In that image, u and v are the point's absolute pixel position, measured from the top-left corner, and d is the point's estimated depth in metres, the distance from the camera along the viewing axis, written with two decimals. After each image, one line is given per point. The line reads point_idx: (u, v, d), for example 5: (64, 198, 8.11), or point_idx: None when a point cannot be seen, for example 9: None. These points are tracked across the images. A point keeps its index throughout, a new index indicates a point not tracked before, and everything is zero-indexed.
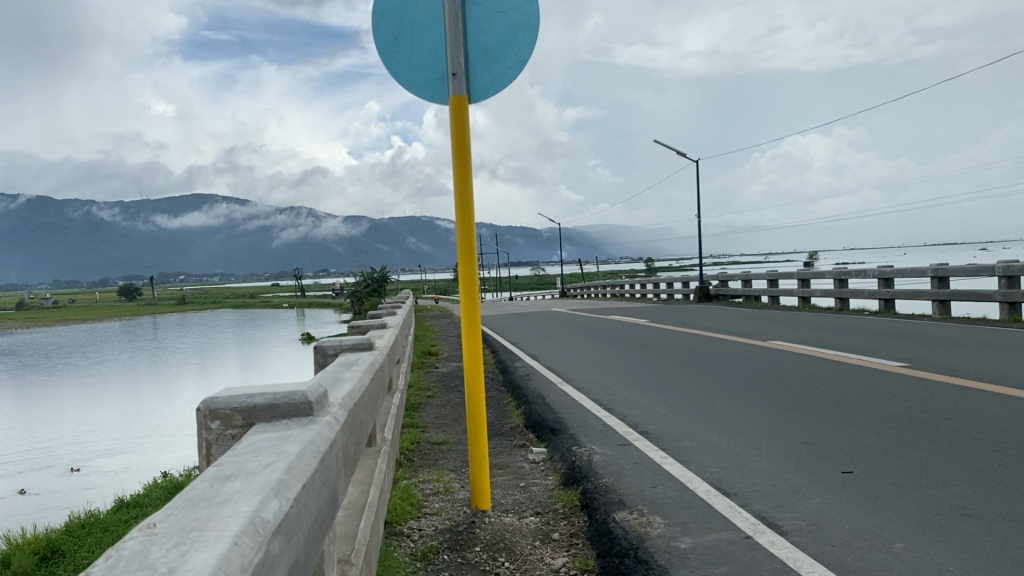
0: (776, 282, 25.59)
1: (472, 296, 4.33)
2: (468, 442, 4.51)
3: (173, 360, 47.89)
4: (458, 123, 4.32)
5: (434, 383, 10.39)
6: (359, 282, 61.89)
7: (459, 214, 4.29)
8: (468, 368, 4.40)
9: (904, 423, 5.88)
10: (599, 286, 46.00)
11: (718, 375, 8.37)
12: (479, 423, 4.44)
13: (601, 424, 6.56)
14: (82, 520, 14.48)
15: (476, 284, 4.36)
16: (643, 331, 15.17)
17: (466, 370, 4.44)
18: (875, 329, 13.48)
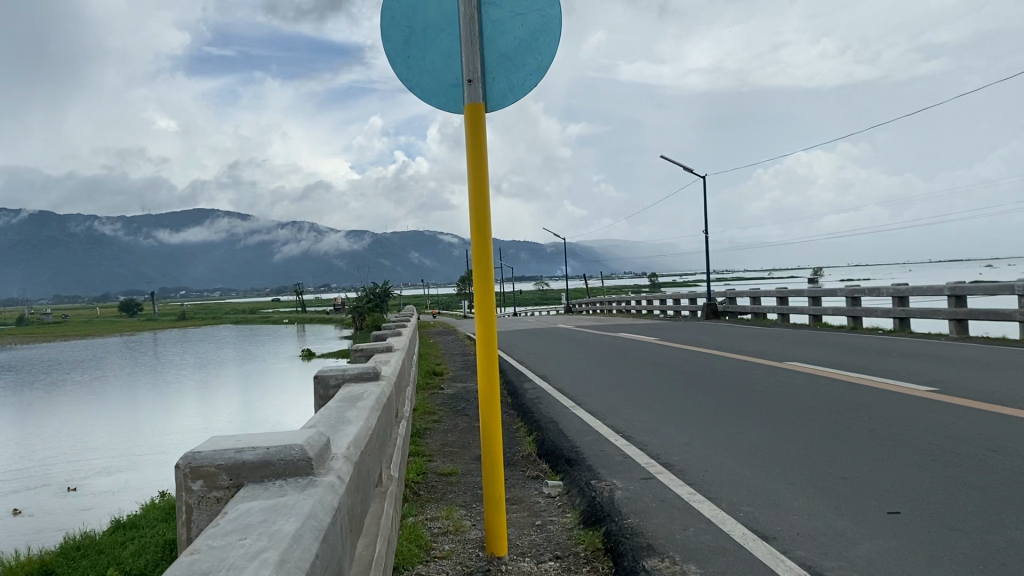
0: (786, 299, 25.21)
1: (488, 315, 3.88)
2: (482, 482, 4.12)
3: (173, 376, 47.42)
4: (473, 130, 3.91)
5: (441, 406, 10.00)
6: (361, 298, 61.50)
7: (474, 226, 3.84)
8: (483, 398, 3.98)
9: (945, 454, 5.50)
10: (603, 302, 45.62)
11: (740, 400, 7.98)
12: (494, 455, 4.01)
13: (620, 454, 6.22)
14: (77, 542, 14.09)
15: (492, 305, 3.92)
16: (653, 351, 14.83)
17: (482, 403, 4.02)
18: (892, 350, 13.12)
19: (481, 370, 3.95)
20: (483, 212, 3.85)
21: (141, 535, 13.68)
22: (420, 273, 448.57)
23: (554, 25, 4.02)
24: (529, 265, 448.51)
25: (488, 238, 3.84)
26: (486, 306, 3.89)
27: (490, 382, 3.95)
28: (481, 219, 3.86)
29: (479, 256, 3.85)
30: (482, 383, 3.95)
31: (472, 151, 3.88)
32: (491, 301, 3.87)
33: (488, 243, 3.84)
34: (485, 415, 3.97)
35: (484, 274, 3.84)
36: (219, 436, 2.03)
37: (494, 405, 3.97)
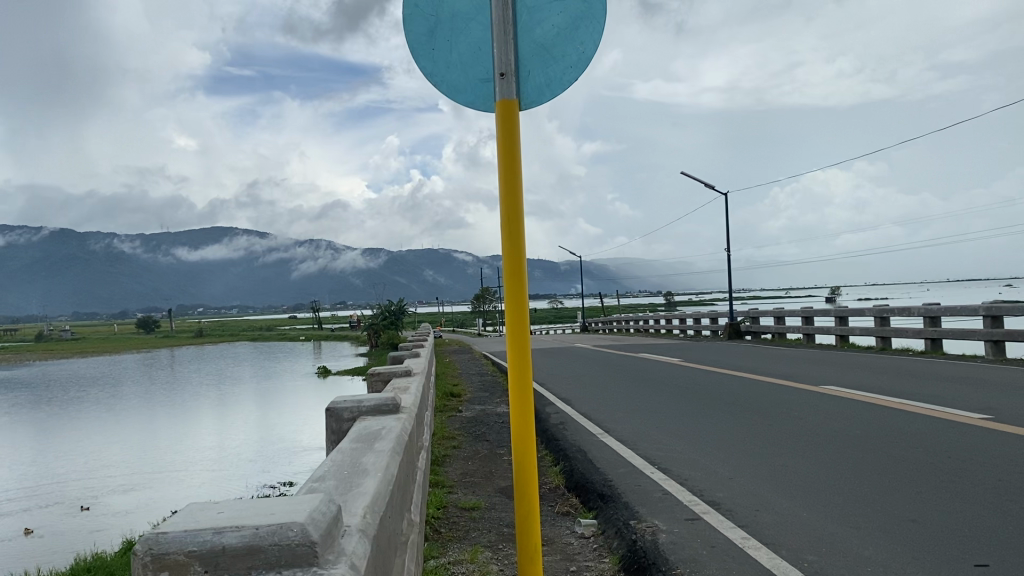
0: (811, 319, 24.50)
1: (522, 344, 3.35)
2: (517, 529, 3.61)
3: (188, 394, 46.90)
4: (505, 129, 3.43)
5: (459, 430, 9.53)
6: (376, 316, 60.87)
7: (506, 242, 3.36)
8: (517, 437, 3.46)
9: (1020, 493, 4.96)
10: (620, 321, 44.92)
11: (782, 428, 7.44)
12: (528, 495, 3.51)
13: (659, 489, 5.73)
14: (87, 563, 13.58)
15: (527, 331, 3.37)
16: (678, 373, 14.25)
17: (515, 440, 3.50)
18: (929, 373, 12.53)
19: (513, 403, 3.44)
20: (517, 225, 3.35)
21: None
22: (435, 290, 448.57)
23: (597, 9, 3.57)
24: (544, 283, 448.47)
25: (522, 252, 3.35)
26: (519, 329, 3.35)
27: (524, 416, 3.44)
28: (514, 233, 3.37)
29: (511, 272, 3.35)
30: (515, 418, 3.46)
31: (505, 155, 3.41)
32: (524, 325, 3.35)
33: (522, 257, 3.35)
34: (519, 453, 3.47)
35: (518, 297, 3.31)
36: (188, 507, 1.59)
37: (529, 440, 3.47)
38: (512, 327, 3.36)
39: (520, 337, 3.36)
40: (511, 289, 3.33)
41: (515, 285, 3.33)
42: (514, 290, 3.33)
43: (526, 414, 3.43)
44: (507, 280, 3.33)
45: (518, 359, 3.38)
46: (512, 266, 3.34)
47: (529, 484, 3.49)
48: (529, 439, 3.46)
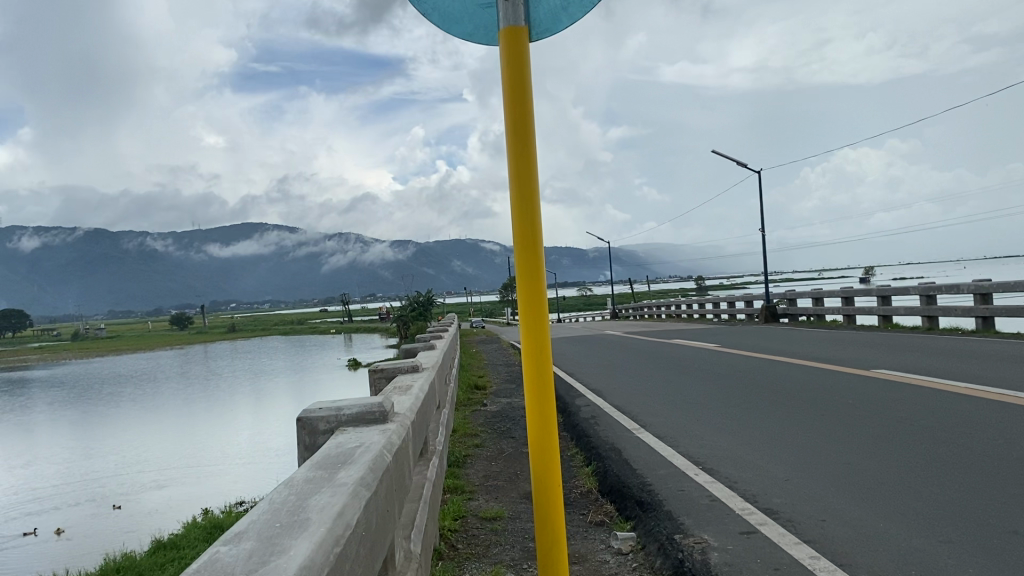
0: (851, 299, 23.48)
1: (539, 332, 2.68)
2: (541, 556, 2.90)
3: (220, 390, 46.40)
4: (510, 65, 2.73)
5: (483, 427, 8.84)
6: (405, 307, 60.22)
7: (516, 212, 2.70)
8: (534, 445, 2.78)
9: None
10: (651, 307, 43.91)
11: (839, 421, 6.68)
12: (554, 528, 2.83)
13: (707, 495, 5.00)
14: (116, 562, 12.90)
15: (544, 315, 2.70)
16: (716, 360, 13.47)
17: (536, 446, 2.79)
18: (985, 353, 11.64)
19: (530, 411, 2.76)
20: (527, 183, 2.68)
21: (182, 555, 12.69)
22: (464, 281, 448.63)
23: None
24: (573, 272, 447.96)
25: (537, 223, 2.70)
26: (535, 318, 2.70)
27: (545, 421, 2.76)
28: (526, 197, 2.69)
29: (523, 251, 2.68)
30: (533, 422, 2.77)
31: (511, 95, 2.70)
32: (543, 311, 2.70)
33: (538, 228, 2.70)
34: (539, 465, 2.78)
35: (532, 277, 2.66)
36: None
37: (552, 457, 2.80)
38: (526, 314, 2.71)
39: (537, 330, 2.70)
40: (523, 270, 2.67)
41: (529, 261, 2.67)
42: (529, 268, 2.68)
43: (547, 427, 2.75)
44: (518, 260, 2.67)
45: (532, 359, 2.71)
46: (523, 245, 2.69)
47: (554, 506, 2.82)
48: (551, 452, 2.77)
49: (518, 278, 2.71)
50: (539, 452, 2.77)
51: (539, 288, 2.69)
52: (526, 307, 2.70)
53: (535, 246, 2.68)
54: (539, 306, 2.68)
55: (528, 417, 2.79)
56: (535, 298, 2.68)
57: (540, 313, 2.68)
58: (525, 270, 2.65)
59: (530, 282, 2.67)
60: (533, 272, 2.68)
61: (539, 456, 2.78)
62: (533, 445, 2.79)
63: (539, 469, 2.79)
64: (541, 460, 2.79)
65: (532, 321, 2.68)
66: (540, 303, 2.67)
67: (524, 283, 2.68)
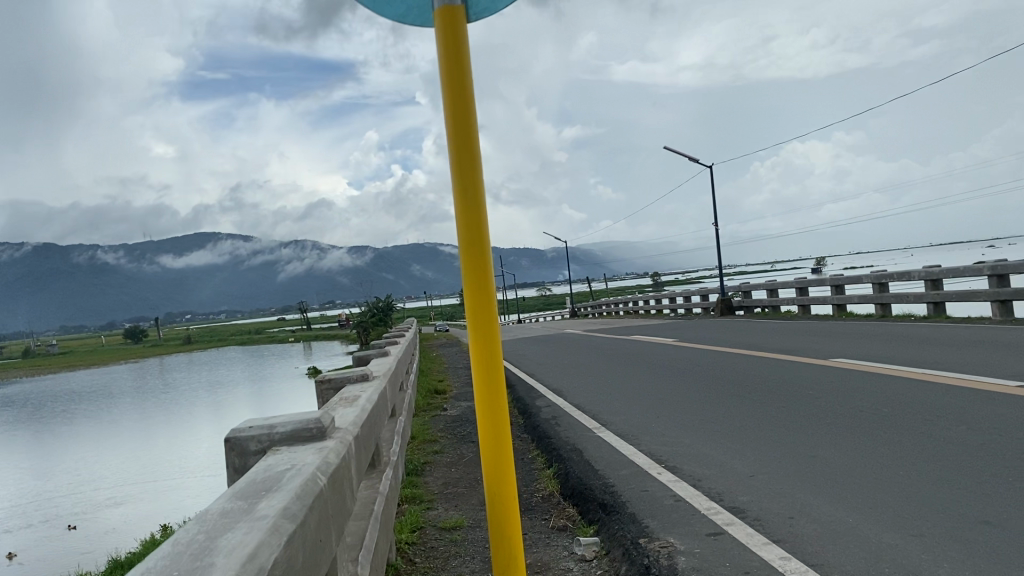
0: (806, 290, 23.63)
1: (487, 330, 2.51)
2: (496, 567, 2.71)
3: (177, 404, 45.30)
4: (450, 37, 2.54)
5: (443, 432, 8.61)
6: (364, 312, 59.51)
7: (459, 203, 2.52)
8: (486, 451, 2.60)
9: None
10: (610, 305, 43.96)
11: (802, 414, 6.61)
12: (511, 544, 2.66)
13: (672, 496, 4.82)
14: None
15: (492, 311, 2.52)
16: (675, 355, 13.42)
17: (486, 451, 2.62)
18: (939, 339, 11.72)
19: (481, 423, 2.58)
20: (469, 169, 2.50)
21: None
22: (423, 285, 446.76)
23: None
24: (532, 272, 449.00)
25: (481, 212, 2.52)
26: (485, 323, 2.53)
27: (496, 428, 2.58)
28: (468, 186, 2.51)
29: (468, 243, 2.51)
30: (483, 428, 2.59)
31: (450, 73, 2.52)
32: (493, 310, 2.53)
33: (481, 217, 2.51)
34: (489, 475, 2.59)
35: (479, 270, 2.50)
36: None
37: (504, 465, 2.61)
38: (474, 319, 2.53)
39: (487, 331, 2.52)
40: (469, 266, 2.50)
41: (474, 254, 2.50)
42: (476, 264, 2.51)
43: (500, 438, 2.58)
44: (463, 253, 2.50)
45: (481, 363, 2.53)
46: (467, 243, 2.50)
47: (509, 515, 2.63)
48: (504, 460, 2.60)
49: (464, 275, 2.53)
50: (492, 465, 2.59)
51: (487, 287, 2.52)
52: (473, 305, 2.52)
53: (480, 242, 2.51)
54: (489, 310, 2.51)
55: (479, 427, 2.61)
56: (483, 300, 2.52)
57: (489, 315, 2.51)
58: (472, 266, 2.50)
59: (478, 280, 2.50)
60: (480, 273, 2.51)
61: (493, 470, 2.60)
62: (487, 460, 2.61)
63: (493, 484, 2.61)
64: (494, 474, 2.61)
65: (482, 324, 2.50)
66: (490, 305, 2.50)
67: (471, 281, 2.52)
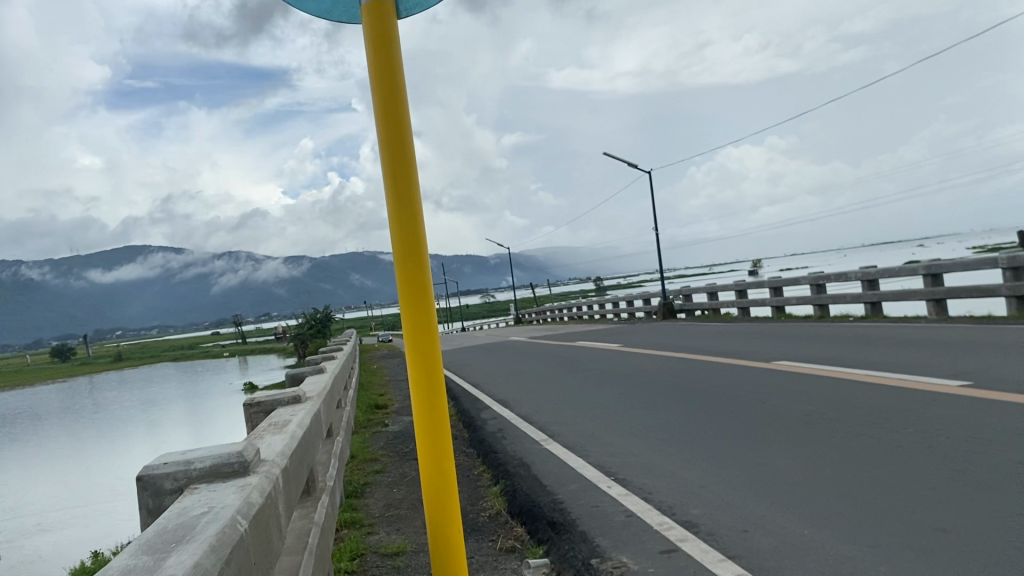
0: (745, 292, 23.93)
1: (423, 323, 2.81)
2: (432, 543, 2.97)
3: (107, 424, 43.50)
4: (377, 48, 2.81)
5: (384, 450, 8.33)
6: (303, 325, 58.25)
7: (394, 209, 2.80)
8: (422, 438, 2.87)
9: None
10: (552, 310, 43.88)
11: (748, 419, 6.61)
12: (448, 489, 2.91)
13: (624, 513, 4.64)
14: None
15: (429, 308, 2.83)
16: (620, 361, 13.39)
17: (421, 440, 2.88)
18: (877, 338, 11.94)
19: (416, 400, 2.84)
20: (402, 172, 2.79)
21: None
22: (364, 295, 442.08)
23: None
24: (473, 279, 448.34)
25: (415, 213, 2.82)
26: (421, 309, 2.82)
27: (434, 417, 2.85)
28: (401, 191, 2.79)
29: (402, 245, 2.80)
30: (421, 418, 2.85)
31: (381, 85, 2.79)
32: (426, 274, 2.82)
33: (416, 217, 2.81)
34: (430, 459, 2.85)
35: (417, 266, 2.78)
36: None
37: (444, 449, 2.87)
38: (408, 306, 2.81)
39: (422, 316, 2.81)
40: (404, 267, 2.78)
41: (410, 253, 2.79)
42: (410, 264, 2.79)
43: (437, 415, 2.84)
44: (398, 255, 2.79)
45: (415, 344, 2.81)
46: (401, 233, 2.78)
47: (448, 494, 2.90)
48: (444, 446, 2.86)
49: (399, 274, 2.81)
50: (429, 439, 2.85)
51: (423, 276, 2.81)
52: (409, 303, 2.81)
53: (415, 233, 2.80)
54: (425, 299, 2.80)
55: (417, 416, 2.87)
56: (418, 277, 2.80)
57: (426, 301, 2.80)
58: (408, 267, 2.78)
59: (412, 277, 2.78)
60: (415, 262, 2.79)
61: (431, 444, 2.85)
62: (423, 434, 2.86)
63: (432, 457, 2.86)
64: (432, 448, 2.86)
65: (418, 317, 2.80)
66: (424, 282, 2.78)
67: (407, 278, 2.79)
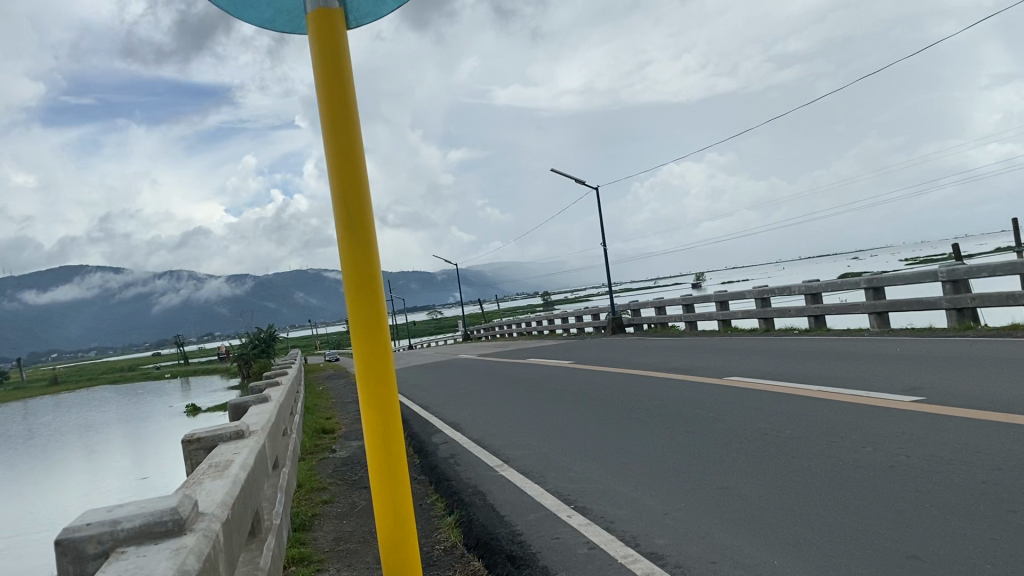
0: (692, 307, 24.09)
1: (377, 353, 2.65)
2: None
3: (37, 451, 41.66)
4: (326, 60, 2.62)
5: (332, 478, 8.02)
6: (246, 343, 56.96)
7: (343, 233, 2.62)
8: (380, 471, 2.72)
9: (996, 497, 4.12)
10: (500, 326, 43.67)
11: (707, 439, 6.52)
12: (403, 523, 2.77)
13: (587, 546, 4.45)
14: None
15: (383, 336, 2.66)
16: (572, 379, 13.26)
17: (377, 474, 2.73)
18: (824, 353, 12.03)
19: (370, 434, 2.70)
20: (354, 192, 2.62)
21: None
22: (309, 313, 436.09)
23: None
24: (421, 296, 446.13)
25: (368, 236, 2.64)
26: (375, 338, 2.65)
27: (389, 449, 2.71)
28: (351, 213, 2.62)
29: (353, 272, 2.62)
30: (376, 451, 2.71)
31: (330, 99, 2.61)
32: (378, 301, 2.65)
33: (368, 240, 2.64)
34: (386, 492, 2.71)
35: (370, 294, 2.62)
36: None
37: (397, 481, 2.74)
38: (361, 336, 2.64)
39: (375, 345, 2.65)
40: (355, 294, 2.61)
41: (361, 280, 2.62)
42: (362, 292, 2.62)
43: (392, 447, 2.71)
44: (349, 282, 2.61)
45: (368, 375, 2.67)
46: (353, 262, 2.60)
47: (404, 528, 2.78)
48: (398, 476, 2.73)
49: (351, 302, 2.63)
50: (384, 469, 2.73)
51: (377, 306, 2.66)
52: (361, 333, 2.64)
53: (367, 262, 2.63)
54: (379, 328, 2.64)
55: (371, 449, 2.72)
56: (371, 305, 2.63)
57: (380, 333, 2.66)
58: (360, 294, 2.61)
59: (365, 305, 2.61)
60: (368, 293, 2.62)
61: (385, 474, 2.74)
62: (377, 464, 2.75)
63: (386, 487, 2.75)
64: (386, 479, 2.75)
65: (371, 347, 2.64)
66: (378, 310, 2.62)
67: (358, 305, 2.62)
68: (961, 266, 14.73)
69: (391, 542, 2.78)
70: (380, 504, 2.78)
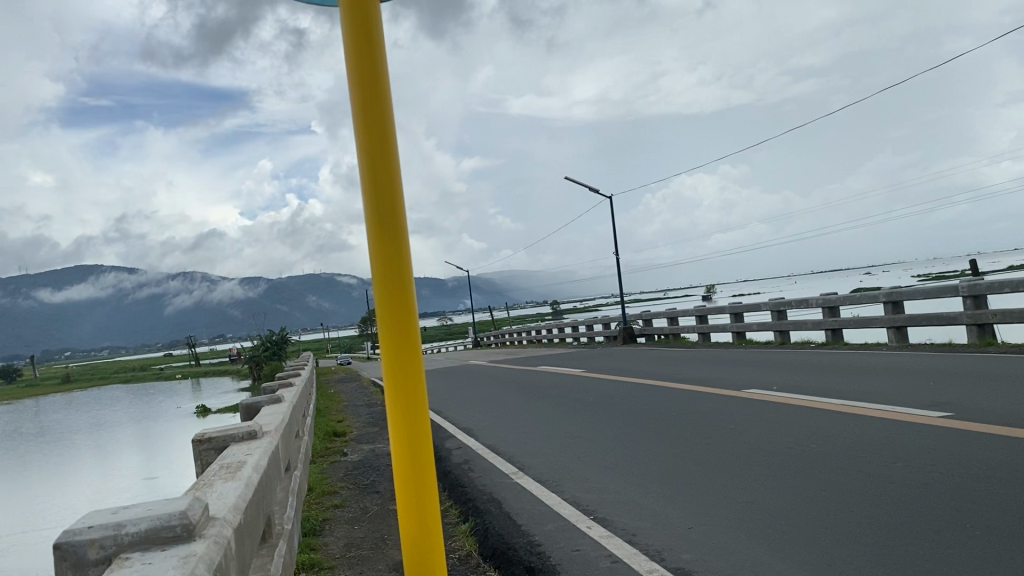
0: (706, 318, 23.81)
1: (404, 348, 2.56)
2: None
3: (46, 449, 41.58)
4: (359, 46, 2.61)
5: (342, 482, 7.86)
6: (257, 346, 56.93)
7: (375, 223, 2.56)
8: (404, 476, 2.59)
9: None
10: (510, 334, 43.41)
11: (729, 451, 6.35)
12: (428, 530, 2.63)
13: (609, 558, 4.28)
14: None
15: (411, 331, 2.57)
16: (584, 387, 13.09)
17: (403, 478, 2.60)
18: (842, 366, 11.80)
19: (396, 434, 2.58)
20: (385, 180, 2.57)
21: None
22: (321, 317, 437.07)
23: None
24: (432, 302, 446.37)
25: (399, 227, 2.58)
26: (403, 333, 2.57)
27: (415, 450, 2.59)
28: (383, 204, 2.56)
29: (382, 264, 2.56)
30: (401, 452, 2.59)
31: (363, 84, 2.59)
32: (408, 295, 2.58)
33: (398, 232, 2.57)
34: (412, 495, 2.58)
35: (399, 285, 2.54)
36: None
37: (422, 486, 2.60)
38: (389, 329, 2.55)
39: (403, 341, 2.56)
40: (385, 284, 2.55)
41: (391, 271, 2.55)
42: (391, 284, 2.55)
43: (419, 450, 2.59)
44: (378, 273, 2.54)
45: (395, 374, 2.57)
46: (383, 254, 2.54)
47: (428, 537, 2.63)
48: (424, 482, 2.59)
49: (380, 295, 2.56)
50: (410, 473, 2.61)
51: (407, 299, 2.58)
52: (389, 327, 2.55)
53: (398, 254, 2.56)
54: (408, 322, 2.56)
55: (396, 453, 2.60)
56: (401, 298, 2.56)
57: (409, 328, 2.57)
58: (390, 285, 2.54)
59: (394, 297, 2.54)
60: (397, 285, 2.55)
61: (411, 477, 2.61)
62: (403, 469, 2.62)
63: (412, 493, 2.63)
64: (412, 484, 2.62)
65: (399, 342, 2.55)
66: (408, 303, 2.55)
67: (388, 296, 2.55)
68: (982, 280, 14.40)
69: (417, 550, 2.64)
70: (404, 513, 2.65)
